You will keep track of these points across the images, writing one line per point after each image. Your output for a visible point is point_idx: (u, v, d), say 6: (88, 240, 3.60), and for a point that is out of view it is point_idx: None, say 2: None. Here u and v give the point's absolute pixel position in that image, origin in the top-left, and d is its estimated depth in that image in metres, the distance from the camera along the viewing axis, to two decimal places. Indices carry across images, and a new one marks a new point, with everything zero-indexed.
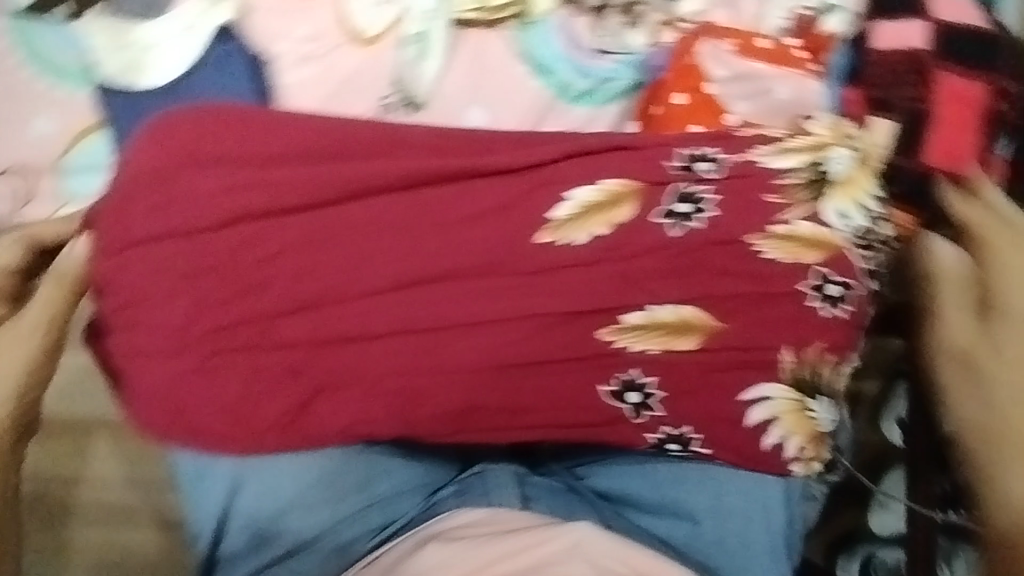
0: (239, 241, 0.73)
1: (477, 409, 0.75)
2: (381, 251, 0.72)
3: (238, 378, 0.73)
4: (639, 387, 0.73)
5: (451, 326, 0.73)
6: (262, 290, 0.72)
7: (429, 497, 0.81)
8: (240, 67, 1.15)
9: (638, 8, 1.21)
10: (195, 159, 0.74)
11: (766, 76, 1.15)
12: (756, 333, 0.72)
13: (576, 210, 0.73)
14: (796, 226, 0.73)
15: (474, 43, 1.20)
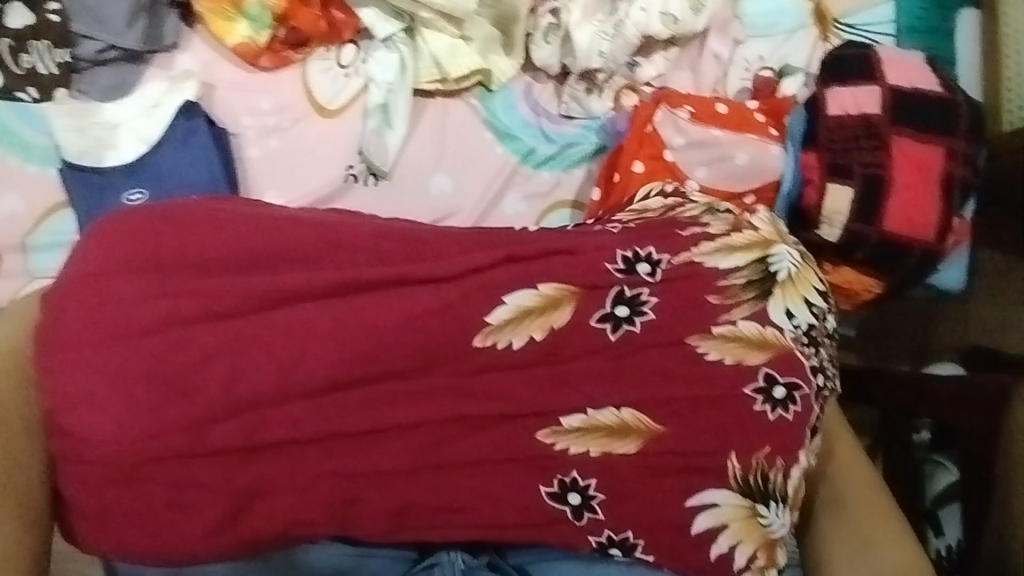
0: (139, 358, 0.66)
1: (412, 518, 0.70)
2: (301, 363, 0.68)
3: (138, 510, 0.66)
4: (580, 491, 0.70)
5: (381, 436, 0.69)
6: (167, 410, 0.66)
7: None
8: (210, 143, 1.06)
9: (598, 74, 1.16)
10: (96, 275, 0.69)
11: (723, 144, 1.12)
12: (698, 438, 0.70)
13: (512, 314, 0.70)
14: (740, 326, 0.71)
15: (435, 112, 1.15)
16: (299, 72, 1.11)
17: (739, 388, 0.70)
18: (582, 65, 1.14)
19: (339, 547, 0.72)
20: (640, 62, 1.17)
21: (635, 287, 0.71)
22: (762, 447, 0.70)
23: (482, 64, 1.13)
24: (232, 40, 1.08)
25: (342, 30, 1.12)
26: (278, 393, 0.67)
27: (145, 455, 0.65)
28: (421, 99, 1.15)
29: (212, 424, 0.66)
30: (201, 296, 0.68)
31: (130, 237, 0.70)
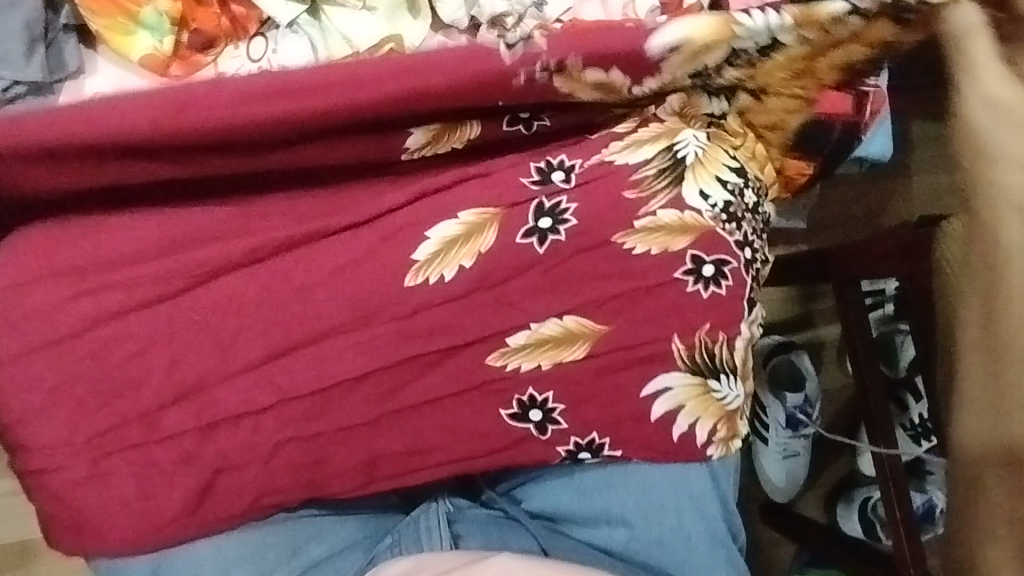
0: (82, 357, 0.67)
1: (383, 462, 0.73)
2: (241, 333, 0.69)
3: (112, 500, 0.67)
4: (538, 405, 0.73)
5: (333, 390, 0.70)
6: (120, 400, 0.67)
7: (366, 555, 0.77)
8: None
9: (507, 18, 1.03)
10: (18, 284, 0.68)
11: None
12: (638, 330, 0.72)
13: (438, 246, 0.71)
14: (660, 216, 0.72)
15: None
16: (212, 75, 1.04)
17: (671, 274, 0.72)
18: (489, 12, 1.04)
19: (310, 512, 0.76)
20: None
21: (553, 198, 0.72)
22: (701, 327, 0.73)
23: (391, 31, 1.05)
24: (138, 56, 0.99)
25: (246, 24, 1.03)
26: (225, 368, 0.68)
27: (110, 448, 0.67)
28: None
29: (165, 408, 0.68)
30: (124, 288, 0.68)
31: (43, 242, 0.69)
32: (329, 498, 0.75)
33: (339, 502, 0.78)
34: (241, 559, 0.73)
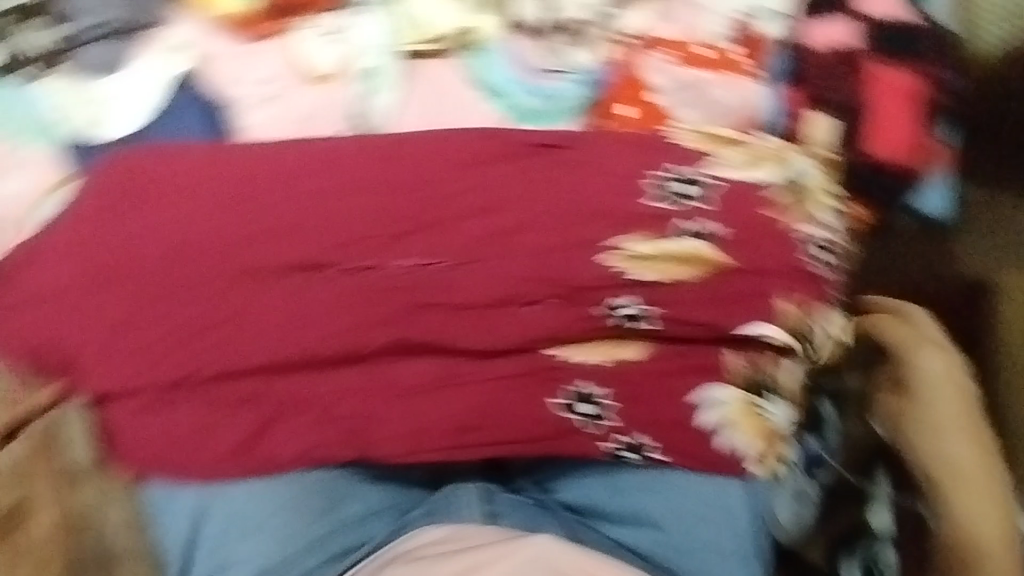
0: (159, 287, 0.69)
1: (430, 433, 0.72)
2: (308, 288, 0.69)
3: (169, 428, 0.69)
4: (587, 398, 0.73)
5: (392, 349, 0.71)
6: (187, 331, 0.69)
7: (393, 522, 0.76)
8: (197, 112, 0.89)
9: (583, 27, 0.97)
10: (109, 213, 0.71)
11: (705, 83, 0.95)
12: (694, 336, 0.74)
13: (633, 259, 0.73)
14: (683, 242, 0.73)
15: (426, 77, 0.93)
16: (279, 40, 0.91)
17: (735, 286, 0.73)
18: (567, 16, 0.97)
19: (344, 472, 0.75)
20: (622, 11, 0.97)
21: (700, 223, 0.73)
22: (757, 342, 0.74)
23: (471, 21, 0.95)
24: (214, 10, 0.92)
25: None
26: (285, 324, 0.69)
27: (168, 379, 0.69)
28: (414, 60, 0.94)
29: (228, 346, 0.69)
30: (206, 227, 0.70)
31: (128, 179, 0.71)
32: (371, 462, 0.74)
33: (375, 469, 0.77)
34: (281, 507, 0.72)
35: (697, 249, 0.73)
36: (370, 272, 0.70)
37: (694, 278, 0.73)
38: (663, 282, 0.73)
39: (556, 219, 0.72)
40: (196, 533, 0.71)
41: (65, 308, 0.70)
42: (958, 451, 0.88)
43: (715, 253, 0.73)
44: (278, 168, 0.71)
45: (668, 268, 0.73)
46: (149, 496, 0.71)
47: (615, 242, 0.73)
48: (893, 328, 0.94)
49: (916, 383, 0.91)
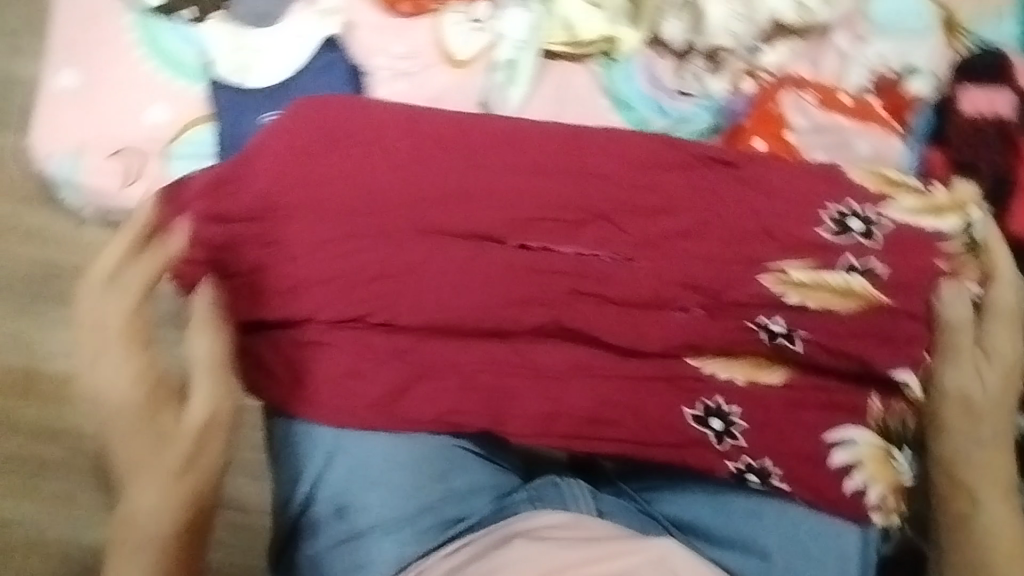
0: (335, 230, 0.71)
1: (560, 420, 0.72)
2: (473, 256, 0.71)
3: (318, 365, 0.72)
4: (720, 413, 0.72)
5: (542, 331, 0.72)
6: (353, 276, 0.71)
7: (498, 500, 0.77)
8: (342, 73, 1.09)
9: (723, 54, 1.09)
10: (298, 152, 0.73)
11: (848, 130, 1.03)
12: (840, 373, 0.73)
13: (794, 284, 0.71)
14: (848, 277, 0.71)
15: (558, 76, 1.11)
16: (433, 22, 1.12)
17: (894, 331, 0.71)
18: (707, 43, 1.09)
19: (462, 443, 0.76)
20: (762, 48, 1.09)
21: (864, 259, 0.71)
22: (903, 392, 0.73)
23: (610, 33, 1.10)
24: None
25: None
26: (447, 287, 0.71)
27: (331, 320, 0.71)
28: (549, 60, 1.11)
29: (390, 298, 0.71)
30: (391, 183, 0.72)
31: (322, 125, 0.73)
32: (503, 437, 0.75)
33: (487, 439, 0.78)
34: (404, 464, 0.73)
35: (854, 286, 0.71)
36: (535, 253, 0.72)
37: (846, 310, 0.71)
38: (814, 308, 0.71)
39: (724, 231, 0.72)
40: (323, 474, 0.73)
41: (244, 234, 0.73)
42: (992, 496, 0.70)
43: (871, 293, 0.71)
44: (465, 139, 0.73)
45: (825, 298, 0.71)
46: (287, 427, 0.74)
47: (776, 262, 0.71)
48: (964, 322, 0.72)
49: (944, 411, 0.73)
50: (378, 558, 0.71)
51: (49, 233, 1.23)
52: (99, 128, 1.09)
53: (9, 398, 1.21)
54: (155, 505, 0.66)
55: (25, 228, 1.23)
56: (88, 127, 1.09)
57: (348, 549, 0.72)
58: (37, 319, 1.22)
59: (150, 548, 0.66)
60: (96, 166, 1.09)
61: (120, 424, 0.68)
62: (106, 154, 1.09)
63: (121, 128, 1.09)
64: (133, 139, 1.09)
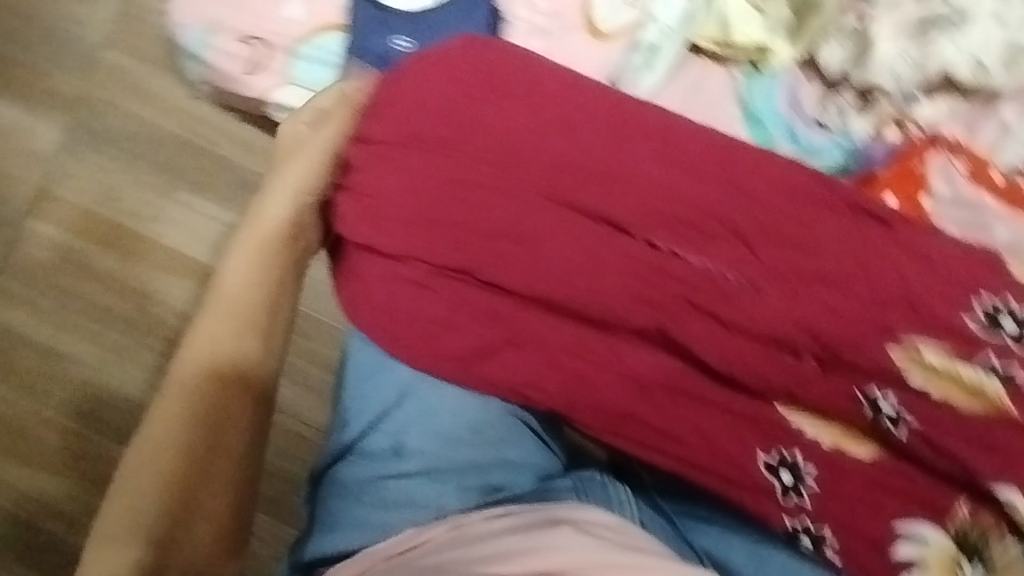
0: (474, 174, 0.73)
1: (633, 425, 0.71)
2: (596, 240, 0.72)
3: (418, 302, 0.72)
4: (795, 469, 0.69)
5: (641, 334, 0.71)
6: (478, 225, 0.72)
7: (541, 480, 0.75)
8: (485, 19, 1.07)
9: (877, 95, 1.01)
10: (460, 92, 0.75)
11: (991, 211, 0.91)
12: (939, 469, 0.67)
13: (921, 367, 0.67)
14: (981, 378, 0.66)
15: (697, 74, 1.07)
16: None
17: (1014, 446, 0.65)
18: (866, 79, 1.00)
19: (525, 416, 0.76)
20: (920, 98, 0.99)
21: (1007, 363, 0.66)
22: (1000, 507, 0.66)
23: (764, 42, 1.05)
24: None
25: None
26: (563, 270, 0.71)
27: (438, 265, 0.72)
28: (695, 55, 1.07)
29: (504, 263, 0.72)
30: (540, 146, 0.73)
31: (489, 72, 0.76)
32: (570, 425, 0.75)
33: (546, 420, 0.78)
34: (468, 424, 0.73)
35: (984, 385, 0.66)
36: (657, 256, 0.71)
37: (966, 409, 0.66)
38: (937, 399, 0.67)
39: (859, 288, 0.69)
40: (389, 409, 0.74)
41: (379, 158, 0.74)
42: None
43: (1000, 398, 0.66)
44: (625, 125, 0.75)
45: (949, 389, 0.67)
46: (362, 355, 0.76)
47: (910, 337, 0.67)
48: None
49: None
50: (420, 502, 0.71)
51: (171, 101, 1.28)
52: (237, 10, 1.10)
53: (97, 247, 1.26)
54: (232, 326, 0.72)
55: (149, 90, 1.28)
56: (230, 5, 1.10)
57: (394, 485, 0.72)
58: (133, 176, 1.27)
59: (202, 358, 0.71)
60: (226, 47, 1.11)
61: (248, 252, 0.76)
62: (235, 37, 1.10)
63: (256, 16, 1.10)
64: (264, 31, 1.10)
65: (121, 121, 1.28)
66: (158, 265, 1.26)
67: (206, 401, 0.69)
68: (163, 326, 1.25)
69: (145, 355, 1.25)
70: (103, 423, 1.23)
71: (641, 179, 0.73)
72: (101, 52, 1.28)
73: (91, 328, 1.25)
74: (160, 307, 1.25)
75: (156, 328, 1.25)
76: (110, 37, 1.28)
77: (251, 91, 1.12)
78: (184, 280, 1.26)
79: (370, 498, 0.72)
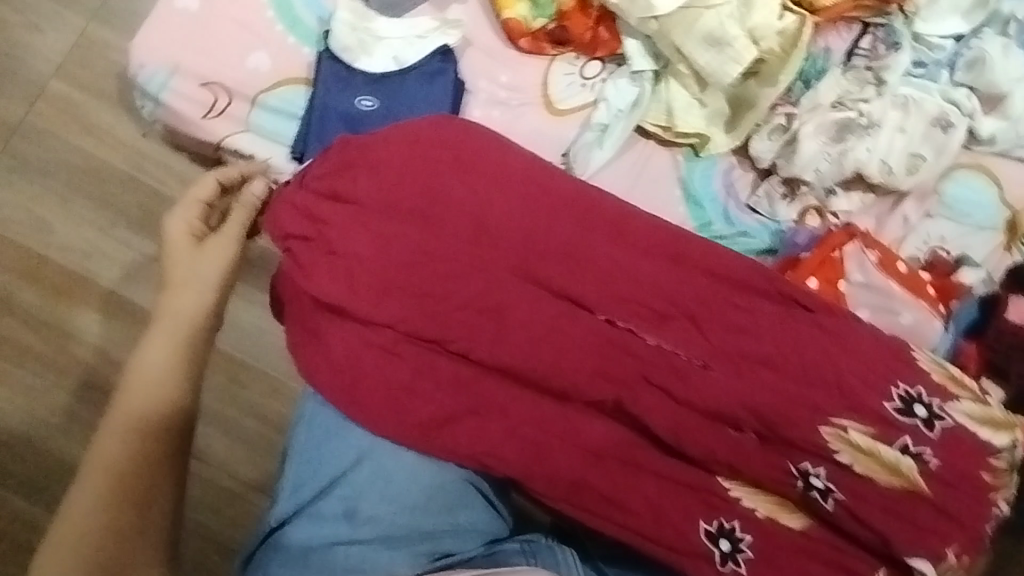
0: (444, 242, 0.77)
1: (586, 491, 0.74)
2: (555, 313, 0.76)
3: (386, 363, 0.75)
4: (732, 536, 0.73)
5: (594, 403, 0.76)
6: (447, 294, 0.76)
7: (489, 545, 0.75)
8: (448, 88, 1.12)
9: (801, 185, 1.11)
10: (434, 166, 0.80)
11: (895, 298, 1.04)
12: (863, 539, 0.73)
13: (846, 446, 0.73)
14: (896, 458, 0.73)
15: (643, 153, 1.15)
16: (545, 66, 1.16)
17: (926, 521, 0.72)
18: (792, 172, 1.10)
19: (476, 481, 0.77)
20: (838, 192, 1.11)
21: (919, 444, 0.74)
22: None
23: (703, 131, 1.14)
24: (512, 15, 1.14)
25: (600, 48, 1.16)
26: (525, 341, 0.75)
27: (407, 334, 0.76)
28: (641, 137, 1.15)
29: (469, 331, 0.75)
30: (505, 220, 0.78)
31: (459, 148, 0.80)
32: (524, 490, 0.77)
33: (495, 484, 0.79)
34: (423, 491, 0.75)
35: (901, 464, 0.73)
36: (611, 332, 0.76)
37: (884, 483, 0.73)
38: (859, 473, 0.73)
39: (790, 368, 0.76)
40: (347, 472, 0.75)
41: (353, 215, 0.78)
42: None
43: (914, 476, 0.73)
44: (581, 208, 0.80)
45: (871, 467, 0.73)
46: (318, 419, 0.78)
47: (838, 418, 0.74)
48: None
49: None
50: (371, 569, 0.71)
51: (117, 136, 1.24)
52: (201, 57, 1.11)
53: (24, 284, 1.21)
54: (156, 410, 0.68)
55: (95, 124, 1.24)
56: (195, 52, 1.12)
57: (345, 553, 0.71)
58: (68, 210, 1.23)
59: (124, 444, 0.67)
60: (185, 90, 1.11)
61: (171, 329, 0.72)
62: (197, 82, 1.11)
63: (220, 64, 1.12)
64: (229, 80, 1.12)
65: (59, 152, 1.23)
66: (89, 306, 1.21)
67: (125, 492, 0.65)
68: (89, 370, 1.20)
69: (67, 402, 1.19)
70: (16, 476, 1.18)
71: (596, 257, 0.79)
72: (48, 83, 1.25)
73: (10, 370, 1.20)
74: (94, 351, 1.20)
75: (82, 372, 1.20)
76: (59, 68, 1.25)
77: (211, 137, 1.12)
78: (117, 322, 1.21)
79: (317, 564, 0.71)
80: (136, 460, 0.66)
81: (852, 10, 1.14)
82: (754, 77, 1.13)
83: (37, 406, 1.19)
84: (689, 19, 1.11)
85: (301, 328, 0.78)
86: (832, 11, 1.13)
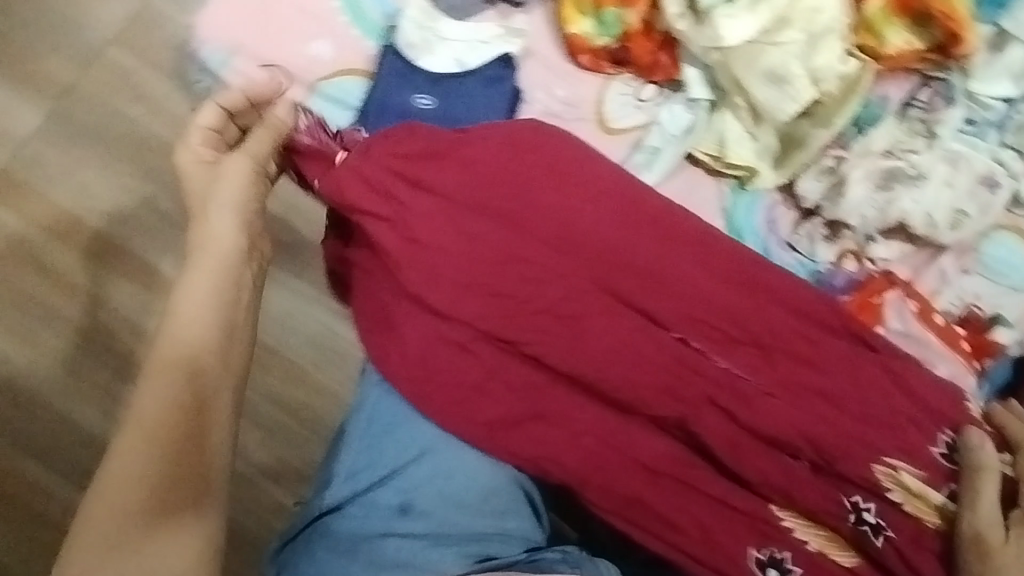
0: (525, 246, 0.78)
1: (637, 507, 0.74)
2: (630, 328, 0.77)
3: (453, 357, 0.76)
4: (782, 567, 0.73)
5: (651, 419, 0.76)
6: (525, 296, 0.77)
7: (531, 551, 0.71)
8: (506, 94, 1.12)
9: (843, 229, 1.07)
10: (523, 171, 0.80)
11: (931, 348, 1.02)
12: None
13: (898, 486, 0.74)
14: (945, 501, 0.73)
15: (689, 181, 1.13)
16: (600, 84, 1.15)
17: None
18: (837, 214, 1.07)
19: (529, 488, 0.76)
20: (877, 239, 1.07)
21: None
22: None
23: (753, 164, 1.10)
24: (575, 29, 1.14)
25: (656, 72, 1.13)
26: (593, 350, 0.76)
27: (484, 332, 0.76)
28: (690, 163, 1.13)
29: (536, 334, 0.76)
30: (589, 233, 0.78)
31: (550, 155, 0.80)
32: (574, 499, 0.76)
33: (545, 494, 0.78)
34: (480, 492, 0.74)
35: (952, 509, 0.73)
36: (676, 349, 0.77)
37: (935, 526, 0.74)
38: (909, 512, 0.73)
39: (849, 406, 0.76)
40: (406, 466, 0.74)
41: (433, 208, 0.78)
42: None
43: None
44: (666, 227, 0.80)
45: (921, 507, 0.73)
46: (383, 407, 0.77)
47: (889, 458, 0.74)
48: None
49: None
50: (419, 564, 0.69)
51: (161, 104, 1.21)
52: (264, 40, 1.14)
53: (56, 243, 1.19)
54: (191, 342, 0.70)
55: (143, 91, 1.20)
56: (259, 33, 1.14)
57: (397, 543, 0.70)
58: (108, 175, 1.20)
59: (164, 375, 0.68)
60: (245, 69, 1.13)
61: (206, 259, 0.75)
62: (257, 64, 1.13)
63: (283, 49, 1.13)
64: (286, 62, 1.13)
65: (104, 116, 1.21)
66: (122, 272, 1.20)
67: (170, 420, 0.67)
68: (117, 337, 1.19)
69: (95, 370, 1.18)
70: (33, 438, 1.17)
71: (671, 278, 0.79)
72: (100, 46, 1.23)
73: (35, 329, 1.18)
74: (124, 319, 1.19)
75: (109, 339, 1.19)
76: (113, 32, 1.22)
77: None
78: (148, 291, 1.19)
79: (366, 554, 0.70)
80: (178, 387, 0.68)
81: (914, 61, 1.10)
82: (807, 116, 1.09)
83: (59, 367, 1.18)
84: (754, 52, 1.07)
85: (376, 315, 0.78)
86: (895, 58, 1.09)
